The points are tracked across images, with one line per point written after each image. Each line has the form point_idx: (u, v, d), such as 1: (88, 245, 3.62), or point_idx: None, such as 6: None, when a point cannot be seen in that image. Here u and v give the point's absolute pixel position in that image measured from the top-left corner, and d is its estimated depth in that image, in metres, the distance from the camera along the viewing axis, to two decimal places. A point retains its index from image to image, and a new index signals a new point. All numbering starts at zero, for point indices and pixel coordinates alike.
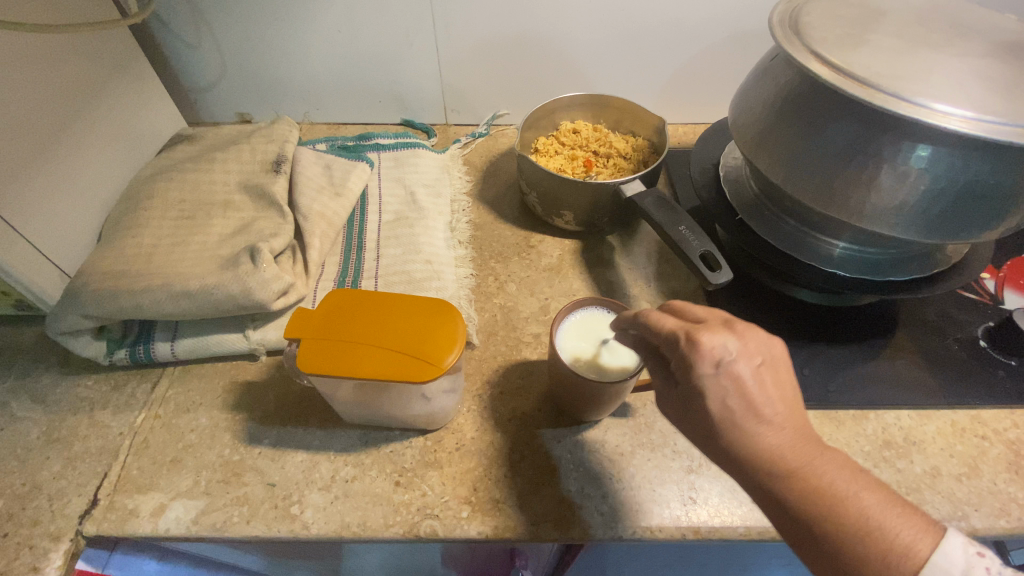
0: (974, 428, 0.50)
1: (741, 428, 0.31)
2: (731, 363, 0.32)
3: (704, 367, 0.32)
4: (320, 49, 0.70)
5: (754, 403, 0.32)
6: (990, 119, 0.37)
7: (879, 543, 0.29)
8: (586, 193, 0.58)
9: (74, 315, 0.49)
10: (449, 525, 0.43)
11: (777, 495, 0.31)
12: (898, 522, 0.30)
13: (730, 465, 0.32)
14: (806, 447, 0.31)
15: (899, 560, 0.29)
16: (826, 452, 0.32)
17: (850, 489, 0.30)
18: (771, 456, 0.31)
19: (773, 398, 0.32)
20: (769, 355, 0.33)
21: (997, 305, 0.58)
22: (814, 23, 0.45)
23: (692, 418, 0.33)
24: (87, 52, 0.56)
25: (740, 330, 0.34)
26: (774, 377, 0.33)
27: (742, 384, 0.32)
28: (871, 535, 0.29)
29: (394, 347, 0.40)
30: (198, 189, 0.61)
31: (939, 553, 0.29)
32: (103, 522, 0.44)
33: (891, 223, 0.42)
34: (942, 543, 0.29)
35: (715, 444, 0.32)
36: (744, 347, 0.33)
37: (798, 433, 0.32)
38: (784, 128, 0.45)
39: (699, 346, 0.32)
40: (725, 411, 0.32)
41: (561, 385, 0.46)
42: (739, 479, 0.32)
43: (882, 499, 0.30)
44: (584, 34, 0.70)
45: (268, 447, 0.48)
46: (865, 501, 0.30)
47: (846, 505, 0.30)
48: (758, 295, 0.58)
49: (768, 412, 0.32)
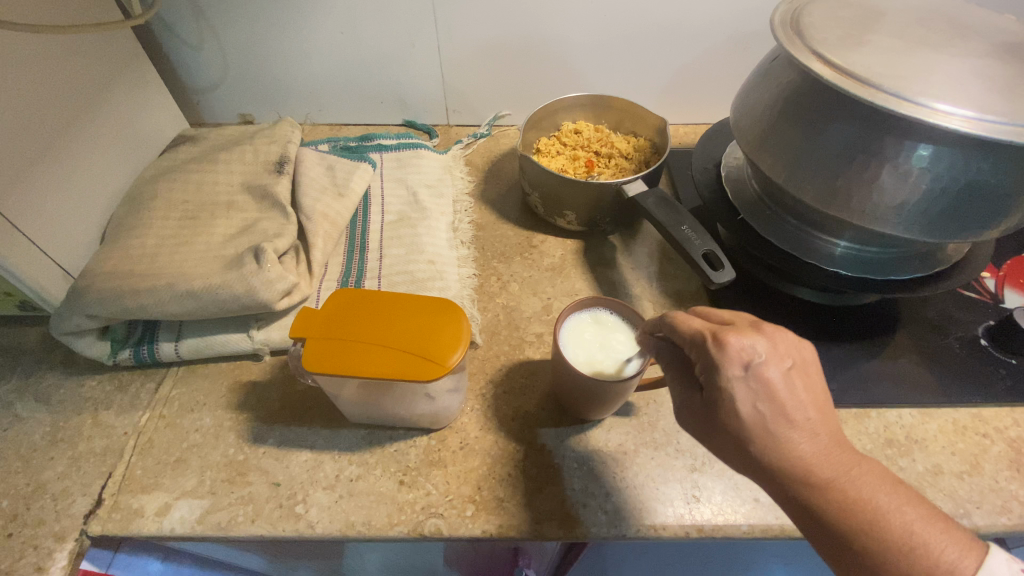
0: (975, 426, 0.50)
1: (778, 438, 0.32)
2: (760, 365, 0.32)
3: (733, 370, 0.32)
4: (322, 50, 0.71)
5: (786, 409, 0.32)
6: (991, 119, 0.37)
7: (923, 559, 0.30)
8: (588, 193, 0.58)
9: (78, 316, 0.49)
10: (453, 524, 0.43)
11: (817, 509, 0.31)
12: (939, 536, 0.31)
13: (766, 477, 0.32)
14: (844, 458, 0.32)
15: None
16: (863, 463, 0.32)
17: (891, 503, 0.31)
18: (809, 467, 0.31)
19: (807, 404, 0.32)
20: (799, 360, 0.34)
21: (997, 303, 0.58)
22: (815, 24, 0.45)
23: (721, 426, 0.33)
24: (90, 53, 0.56)
25: (769, 333, 0.34)
26: (806, 383, 0.33)
27: (774, 390, 0.32)
28: (915, 550, 0.30)
29: (398, 347, 0.40)
30: (201, 190, 0.61)
31: (984, 569, 0.30)
32: (108, 521, 0.44)
33: (892, 223, 0.42)
34: (987, 560, 0.30)
35: (749, 456, 0.32)
36: (774, 350, 0.33)
37: (835, 444, 0.32)
38: (785, 128, 0.46)
39: (728, 348, 0.33)
40: (758, 418, 0.32)
41: (565, 384, 0.46)
42: (776, 492, 0.32)
43: (922, 512, 0.31)
44: (586, 35, 0.70)
45: (272, 446, 0.48)
46: (907, 515, 0.31)
47: (888, 520, 0.31)
48: (759, 294, 0.58)
49: (804, 421, 0.32)
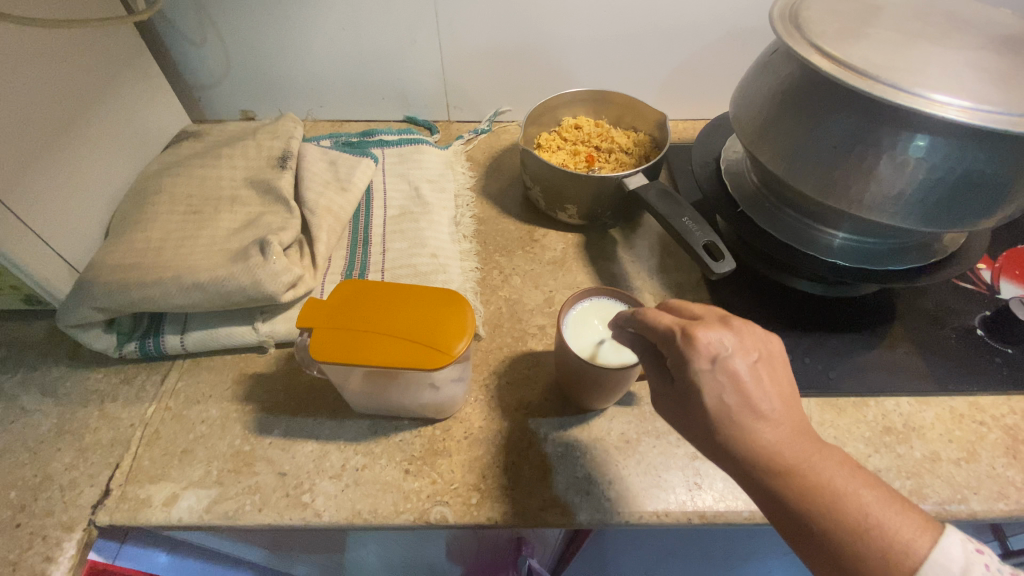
0: (972, 414, 0.51)
1: (743, 428, 0.32)
2: (727, 358, 0.32)
3: (699, 362, 0.32)
4: (323, 46, 0.71)
5: (751, 400, 0.32)
6: (987, 109, 0.38)
7: (879, 540, 0.30)
8: (589, 187, 0.59)
9: (85, 308, 0.49)
10: (459, 512, 0.44)
11: (778, 494, 0.31)
12: (895, 518, 0.31)
13: (730, 463, 0.33)
14: (806, 446, 0.32)
15: (897, 555, 0.30)
16: (824, 450, 0.32)
17: (850, 487, 0.31)
18: (772, 455, 0.32)
19: (771, 394, 0.33)
20: (765, 351, 0.34)
21: (993, 294, 0.59)
22: (813, 18, 0.46)
23: (691, 417, 0.34)
24: (94, 49, 0.56)
25: (737, 327, 0.34)
26: (771, 373, 0.33)
27: (739, 380, 0.32)
28: (871, 532, 0.30)
29: (404, 337, 0.41)
30: (205, 184, 0.61)
31: (938, 549, 0.30)
32: (115, 511, 0.44)
33: (891, 213, 0.43)
34: (940, 539, 0.30)
35: (717, 445, 0.33)
36: (740, 344, 0.33)
37: (797, 431, 0.32)
38: (784, 120, 0.46)
39: (696, 342, 0.33)
40: (724, 408, 0.32)
41: (567, 373, 0.47)
42: (740, 478, 0.33)
43: (881, 496, 0.31)
44: (586, 32, 0.71)
45: (278, 437, 0.48)
46: (864, 498, 0.31)
47: (845, 503, 0.31)
48: (759, 286, 0.59)
49: (769, 410, 0.32)
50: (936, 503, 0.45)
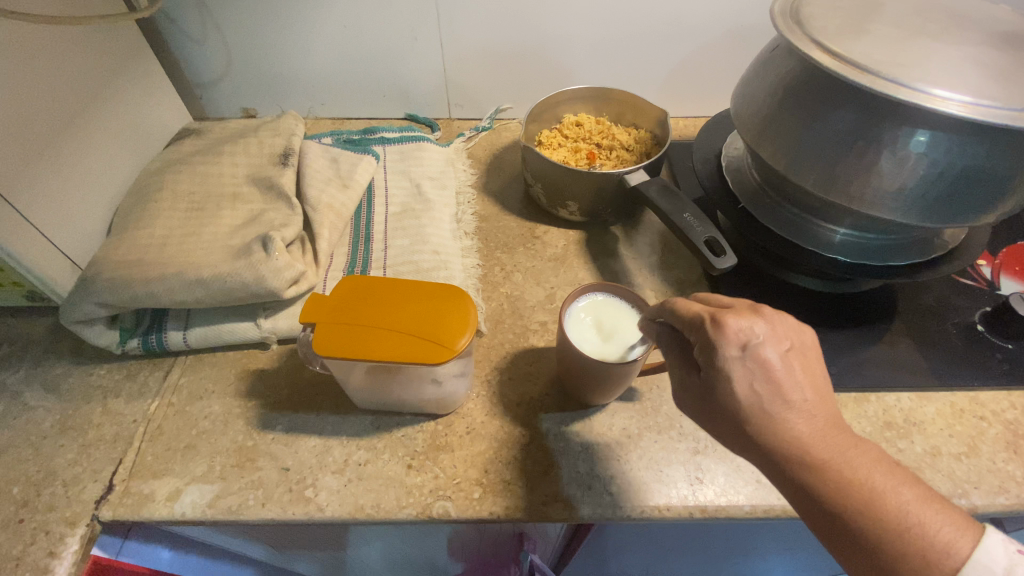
0: (972, 409, 0.51)
1: (775, 419, 0.32)
2: (757, 346, 0.33)
3: (729, 349, 0.33)
4: (325, 44, 0.71)
5: (784, 390, 0.32)
6: (987, 103, 0.38)
7: (917, 538, 0.30)
8: (590, 183, 0.59)
9: (88, 304, 0.49)
10: (461, 506, 0.44)
11: (813, 489, 0.31)
12: (935, 517, 0.30)
13: (762, 456, 0.33)
14: (840, 440, 0.32)
15: (936, 553, 0.29)
16: (860, 445, 0.32)
17: (887, 484, 0.31)
18: (805, 447, 0.32)
19: (804, 386, 0.33)
20: (797, 342, 0.34)
21: (993, 290, 0.59)
22: (815, 14, 0.46)
23: (718, 407, 0.34)
24: (96, 45, 0.57)
25: (768, 315, 0.35)
26: (803, 364, 0.34)
27: (770, 369, 0.33)
28: (910, 529, 0.30)
29: (408, 332, 0.41)
30: (207, 181, 0.61)
31: (981, 549, 0.29)
32: (119, 506, 0.44)
33: (891, 208, 0.43)
34: (982, 540, 0.30)
35: (747, 437, 0.33)
36: (772, 332, 0.34)
37: (831, 425, 0.32)
38: (785, 116, 0.46)
39: (725, 329, 0.33)
40: (755, 398, 0.32)
41: (569, 368, 0.47)
42: (772, 472, 0.33)
43: (920, 494, 0.31)
44: (587, 29, 0.71)
45: (280, 432, 0.48)
46: (902, 496, 0.31)
47: (882, 498, 0.31)
48: (760, 282, 0.59)
49: (800, 402, 0.33)
50: None
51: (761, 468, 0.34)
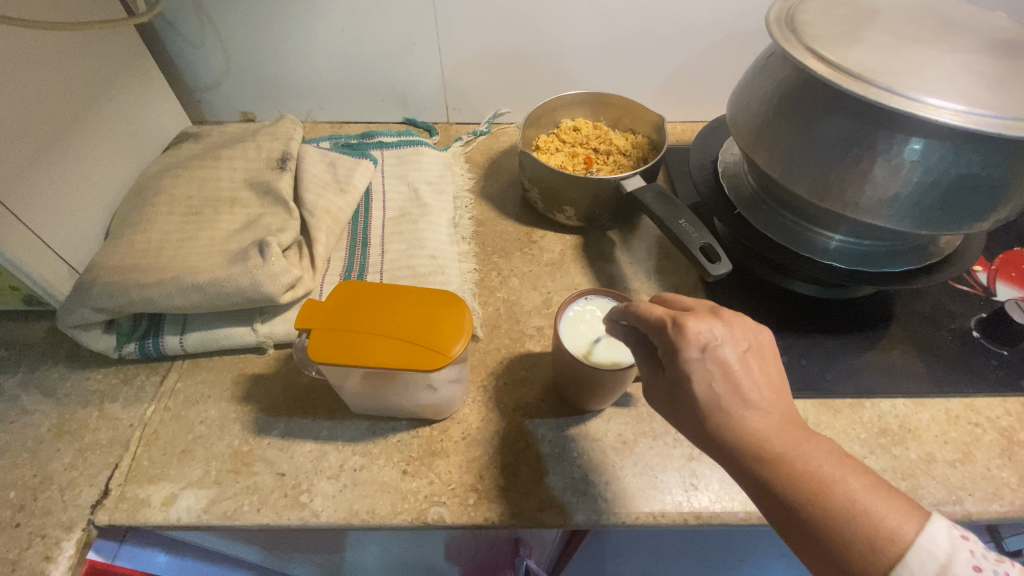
0: (968, 416, 0.51)
1: (730, 414, 0.32)
2: (716, 347, 0.33)
3: (690, 351, 0.33)
4: (323, 48, 0.71)
5: (740, 388, 0.33)
6: (981, 112, 0.38)
7: (864, 526, 0.29)
8: (587, 189, 0.59)
9: (85, 308, 0.50)
10: (456, 512, 0.44)
11: (765, 481, 0.31)
12: (883, 505, 0.30)
13: (718, 451, 0.33)
14: (793, 433, 0.32)
15: (885, 542, 0.29)
16: (813, 438, 0.32)
17: (837, 474, 0.31)
18: (758, 441, 0.32)
19: (760, 384, 0.33)
20: (755, 343, 0.34)
21: (990, 296, 0.60)
22: (810, 21, 0.46)
23: (680, 405, 0.34)
24: (94, 49, 0.57)
25: (728, 317, 0.35)
26: (760, 363, 0.34)
27: (727, 368, 0.33)
28: (856, 518, 0.30)
29: (403, 338, 0.41)
30: (205, 185, 0.62)
31: (925, 535, 0.29)
32: (114, 511, 0.45)
33: (885, 216, 0.43)
34: (926, 527, 0.30)
35: (704, 432, 0.33)
36: (730, 333, 0.34)
37: (785, 420, 0.32)
38: (780, 123, 0.46)
39: (685, 331, 0.33)
40: (712, 396, 0.33)
41: (564, 374, 0.47)
42: (728, 465, 0.33)
43: (868, 483, 0.31)
44: (584, 34, 0.71)
45: (276, 437, 0.48)
46: (851, 486, 0.31)
47: (832, 489, 0.30)
48: (756, 288, 0.59)
49: (755, 398, 0.33)
50: (932, 504, 0.46)
51: (719, 462, 0.34)
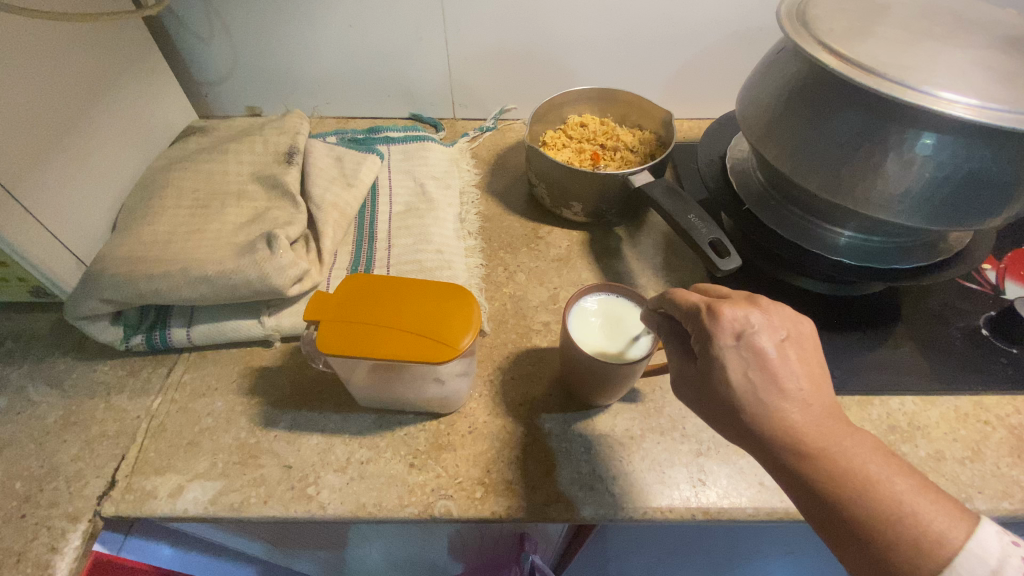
0: (977, 414, 0.51)
1: (770, 407, 0.32)
2: (753, 335, 0.33)
3: (724, 339, 0.33)
4: (330, 41, 0.71)
5: (779, 378, 0.32)
6: (994, 107, 0.38)
7: (910, 527, 0.29)
8: (594, 183, 0.59)
9: (93, 300, 0.49)
10: (463, 505, 0.44)
11: (803, 475, 0.31)
12: (928, 506, 0.30)
13: (755, 444, 0.32)
14: (836, 428, 0.32)
15: (930, 545, 0.29)
16: (856, 434, 0.32)
17: (882, 473, 0.31)
18: (800, 436, 0.31)
19: (800, 375, 0.33)
20: (793, 332, 0.34)
21: (998, 294, 0.59)
22: (820, 16, 0.46)
23: (714, 395, 0.34)
24: (102, 41, 0.57)
25: (765, 305, 0.35)
26: (800, 354, 0.33)
27: (765, 357, 0.32)
28: (902, 519, 0.30)
29: (411, 331, 0.41)
30: (212, 179, 0.61)
31: (974, 540, 0.29)
32: (121, 502, 0.44)
33: (896, 211, 0.43)
34: (976, 531, 0.30)
35: (741, 424, 0.32)
36: (768, 322, 0.33)
37: (827, 414, 0.32)
38: (790, 118, 0.46)
39: (720, 318, 0.33)
40: (749, 386, 0.32)
41: (573, 368, 0.47)
42: (765, 458, 0.33)
43: (913, 483, 0.31)
44: (592, 31, 0.71)
45: (283, 430, 0.48)
46: (896, 486, 0.30)
47: (876, 489, 0.30)
48: (765, 285, 0.59)
49: (796, 391, 0.32)
50: None
51: (755, 456, 0.33)
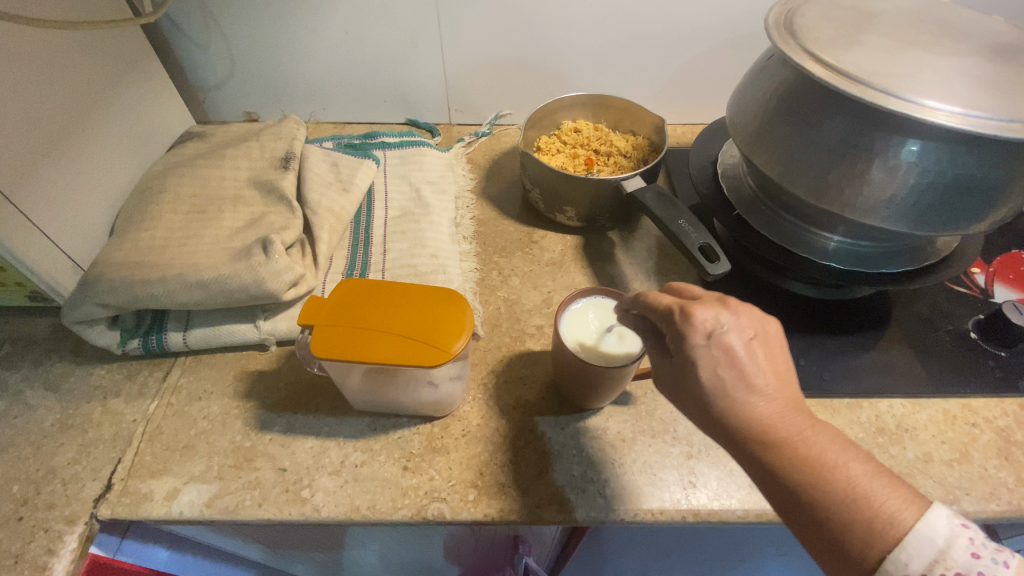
0: (965, 416, 0.52)
1: (735, 401, 0.32)
2: (722, 334, 0.33)
3: (695, 338, 0.33)
4: (327, 48, 0.72)
5: (746, 374, 0.33)
6: (978, 114, 0.38)
7: (865, 510, 0.30)
8: (587, 189, 0.60)
9: (90, 304, 0.50)
10: (456, 508, 0.44)
11: (766, 463, 0.32)
12: (882, 490, 0.31)
13: (722, 435, 0.33)
14: (797, 420, 0.32)
15: (883, 526, 0.30)
16: (816, 425, 0.32)
17: (840, 459, 0.31)
18: (762, 426, 0.32)
19: (766, 370, 0.33)
20: (762, 330, 0.35)
21: (987, 298, 0.60)
22: (808, 25, 0.47)
23: (687, 391, 0.34)
24: (99, 47, 0.57)
25: (735, 305, 0.35)
26: (766, 351, 0.34)
27: (732, 355, 0.33)
28: (858, 502, 0.30)
29: (404, 335, 0.42)
30: (209, 184, 0.62)
31: (924, 521, 0.30)
32: (117, 505, 0.45)
33: (883, 216, 0.44)
34: (927, 513, 0.30)
35: (708, 417, 0.33)
36: (737, 321, 0.34)
37: (791, 407, 0.33)
38: (780, 125, 0.47)
39: (692, 319, 0.34)
40: (718, 382, 0.33)
41: (565, 372, 0.47)
42: (731, 449, 0.33)
43: (870, 469, 0.31)
44: (587, 37, 0.72)
45: (278, 433, 0.49)
46: (852, 471, 0.31)
47: (833, 475, 0.31)
48: (757, 289, 0.59)
49: (761, 385, 0.33)
50: None
51: (723, 446, 0.34)
